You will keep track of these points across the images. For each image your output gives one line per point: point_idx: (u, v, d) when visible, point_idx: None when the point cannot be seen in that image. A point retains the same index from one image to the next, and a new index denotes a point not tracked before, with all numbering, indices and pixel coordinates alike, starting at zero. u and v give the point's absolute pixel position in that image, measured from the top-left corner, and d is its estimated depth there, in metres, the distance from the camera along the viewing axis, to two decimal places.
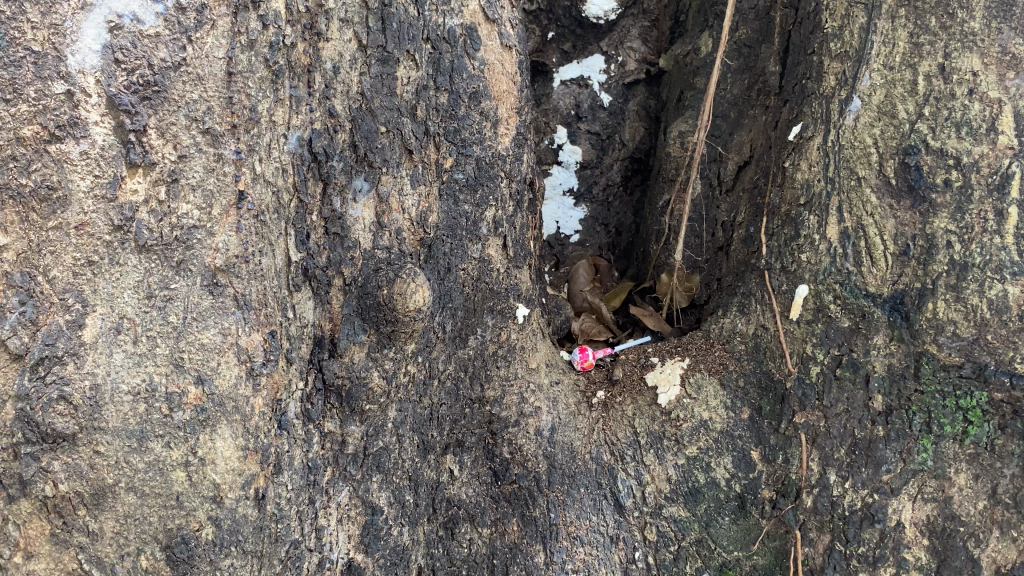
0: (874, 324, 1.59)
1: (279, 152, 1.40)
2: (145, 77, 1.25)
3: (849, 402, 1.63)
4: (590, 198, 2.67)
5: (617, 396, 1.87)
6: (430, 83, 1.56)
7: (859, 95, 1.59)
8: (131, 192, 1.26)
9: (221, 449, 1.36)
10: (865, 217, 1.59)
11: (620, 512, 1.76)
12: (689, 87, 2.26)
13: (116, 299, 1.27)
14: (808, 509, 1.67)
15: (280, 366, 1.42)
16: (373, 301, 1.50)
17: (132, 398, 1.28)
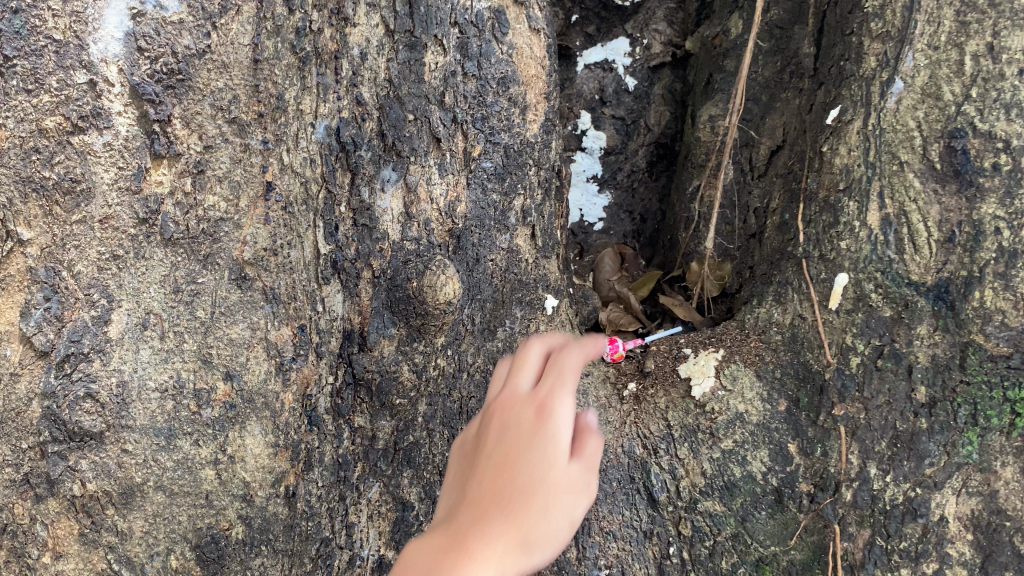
0: (917, 314, 1.54)
1: (307, 142, 1.37)
2: (169, 66, 1.22)
3: (891, 393, 1.58)
4: (615, 185, 2.62)
5: (649, 388, 1.83)
6: (457, 69, 1.50)
7: (902, 76, 1.53)
8: (156, 183, 1.24)
9: (250, 447, 1.33)
10: (907, 203, 1.54)
11: (654, 506, 1.76)
12: (718, 70, 2.21)
13: (142, 294, 1.25)
14: (847, 502, 1.62)
15: (310, 361, 1.38)
16: (404, 293, 1.43)
17: (160, 395, 1.27)
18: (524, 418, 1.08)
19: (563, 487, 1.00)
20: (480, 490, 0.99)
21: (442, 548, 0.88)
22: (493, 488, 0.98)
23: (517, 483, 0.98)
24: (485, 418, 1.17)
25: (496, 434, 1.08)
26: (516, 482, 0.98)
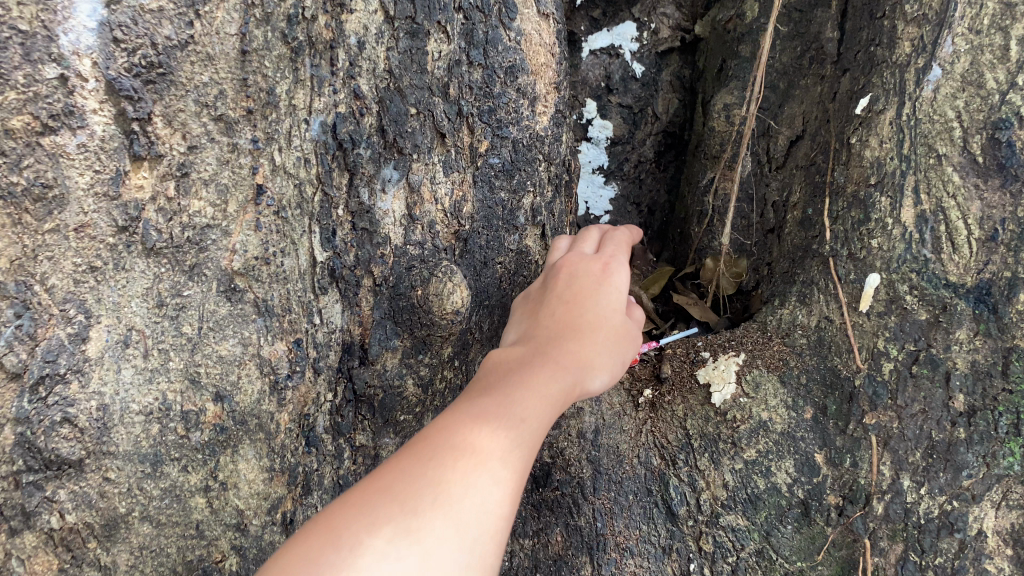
0: (957, 317, 1.44)
1: (300, 140, 1.26)
2: (148, 58, 1.08)
3: (926, 402, 1.49)
4: (621, 175, 2.51)
5: (666, 395, 1.73)
6: (462, 58, 1.40)
7: (940, 63, 1.42)
8: (137, 188, 1.11)
9: (243, 473, 1.23)
10: (945, 198, 1.43)
11: (673, 521, 1.64)
12: (732, 56, 2.10)
13: (123, 309, 1.12)
14: (878, 516, 1.52)
15: (307, 379, 1.29)
16: (407, 302, 1.35)
17: (144, 418, 1.14)
18: (589, 270, 1.27)
19: (620, 337, 1.18)
20: (554, 329, 1.15)
21: (528, 377, 1.03)
22: (570, 328, 1.15)
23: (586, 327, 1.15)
24: (546, 272, 1.34)
25: (565, 283, 1.25)
26: (587, 327, 1.15)
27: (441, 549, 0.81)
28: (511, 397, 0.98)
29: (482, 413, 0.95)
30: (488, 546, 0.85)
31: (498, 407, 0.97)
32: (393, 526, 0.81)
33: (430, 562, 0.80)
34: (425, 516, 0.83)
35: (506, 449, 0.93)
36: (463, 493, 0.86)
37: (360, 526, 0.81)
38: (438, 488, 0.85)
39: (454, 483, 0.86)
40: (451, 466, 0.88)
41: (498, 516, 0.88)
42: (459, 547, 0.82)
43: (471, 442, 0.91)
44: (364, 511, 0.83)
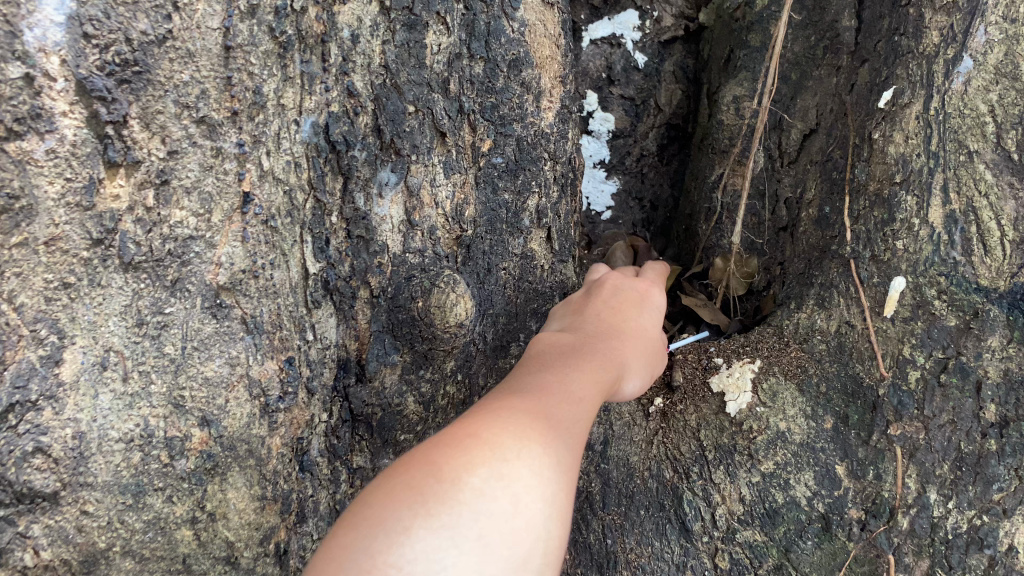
0: (990, 323, 1.36)
1: (290, 143, 1.17)
2: (123, 56, 0.98)
3: (955, 412, 1.41)
4: (623, 170, 2.41)
5: (678, 404, 1.65)
6: (463, 51, 1.31)
7: (971, 53, 1.37)
8: (112, 197, 1.01)
9: (233, 502, 1.14)
10: (976, 197, 1.37)
11: (687, 537, 1.54)
12: (741, 45, 2.01)
13: (100, 329, 1.02)
14: (903, 531, 1.42)
15: (300, 400, 1.21)
16: (407, 315, 1.26)
17: (124, 446, 1.04)
18: (631, 288, 1.36)
19: (654, 351, 1.28)
20: (605, 323, 1.23)
21: (590, 359, 1.10)
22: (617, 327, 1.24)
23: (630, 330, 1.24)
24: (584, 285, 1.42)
25: (611, 290, 1.35)
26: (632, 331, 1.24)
27: (530, 497, 0.86)
28: (577, 375, 1.05)
29: (553, 383, 1.01)
30: (562, 505, 0.89)
31: (566, 382, 1.03)
32: (488, 468, 0.85)
33: (519, 508, 0.84)
34: (517, 464, 0.87)
35: (575, 420, 0.98)
36: (546, 452, 0.90)
37: (458, 462, 0.85)
38: (526, 440, 0.90)
39: (538, 441, 0.90)
40: (535, 424, 0.93)
41: (569, 478, 0.92)
42: (543, 501, 0.87)
43: (548, 408, 0.97)
44: (461, 449, 0.87)
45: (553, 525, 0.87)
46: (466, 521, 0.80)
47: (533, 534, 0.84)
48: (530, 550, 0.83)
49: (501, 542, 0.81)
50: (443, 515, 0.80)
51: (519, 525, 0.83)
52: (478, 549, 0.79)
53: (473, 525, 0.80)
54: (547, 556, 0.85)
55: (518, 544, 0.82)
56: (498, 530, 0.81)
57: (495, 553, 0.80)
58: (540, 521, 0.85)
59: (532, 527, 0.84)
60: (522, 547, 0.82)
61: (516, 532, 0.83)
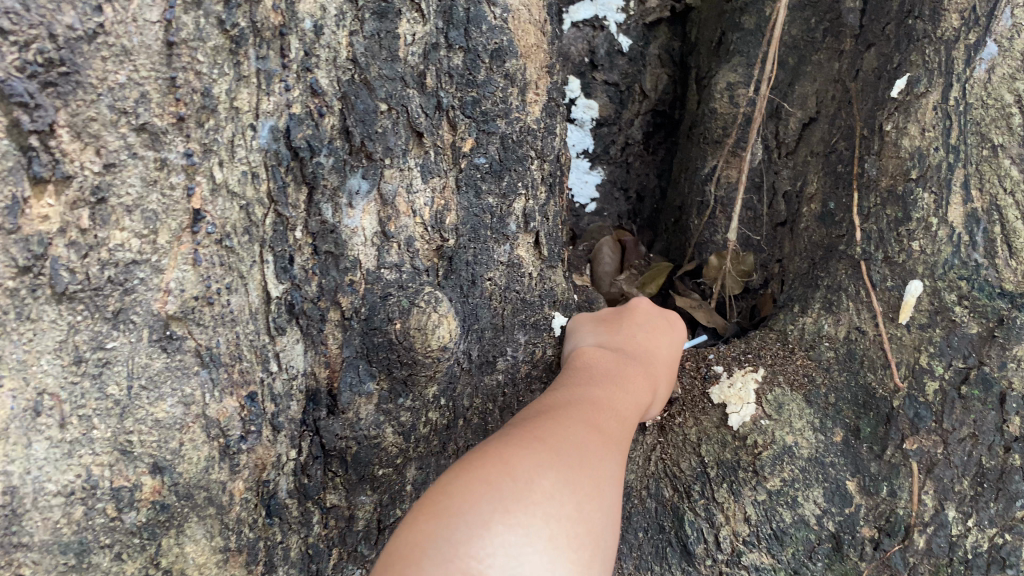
0: (1016, 332, 1.25)
1: (246, 151, 1.03)
2: (46, 54, 0.84)
3: (977, 425, 1.29)
4: (607, 159, 2.28)
5: (676, 416, 1.52)
6: (439, 41, 1.19)
7: (996, 37, 1.28)
8: (41, 218, 0.87)
9: (192, 556, 1.01)
10: (1001, 195, 1.28)
11: (689, 561, 1.41)
12: (732, 27, 1.88)
13: (30, 368, 0.88)
14: (920, 550, 1.30)
15: (265, 439, 1.09)
16: (383, 339, 1.15)
17: (63, 500, 0.90)
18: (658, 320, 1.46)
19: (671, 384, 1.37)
20: (635, 350, 1.32)
21: (624, 390, 1.18)
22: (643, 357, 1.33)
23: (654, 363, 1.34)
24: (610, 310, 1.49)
25: (639, 318, 1.44)
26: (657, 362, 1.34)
27: (591, 508, 0.90)
28: (616, 407, 1.12)
29: (598, 409, 1.09)
30: (611, 527, 0.93)
31: (608, 414, 1.10)
32: (557, 474, 0.89)
33: (583, 517, 0.88)
34: (580, 479, 0.91)
35: (618, 451, 1.04)
36: (600, 473, 0.95)
37: (530, 465, 0.89)
38: (583, 459, 0.95)
39: (593, 461, 0.96)
40: (590, 445, 0.98)
41: (615, 504, 0.96)
42: (600, 514, 0.91)
43: (599, 434, 1.03)
44: (530, 454, 0.91)
45: (606, 542, 0.90)
46: (540, 520, 0.84)
47: (592, 544, 0.87)
48: (592, 557, 0.86)
49: (570, 544, 0.84)
50: (520, 511, 0.83)
51: (583, 533, 0.86)
52: (551, 548, 0.82)
53: (546, 524, 0.84)
54: (604, 568, 0.88)
55: (582, 549, 0.85)
56: (567, 533, 0.85)
57: (565, 554, 0.83)
58: (598, 534, 0.89)
59: (593, 536, 0.88)
60: (587, 553, 0.85)
61: (581, 538, 0.86)
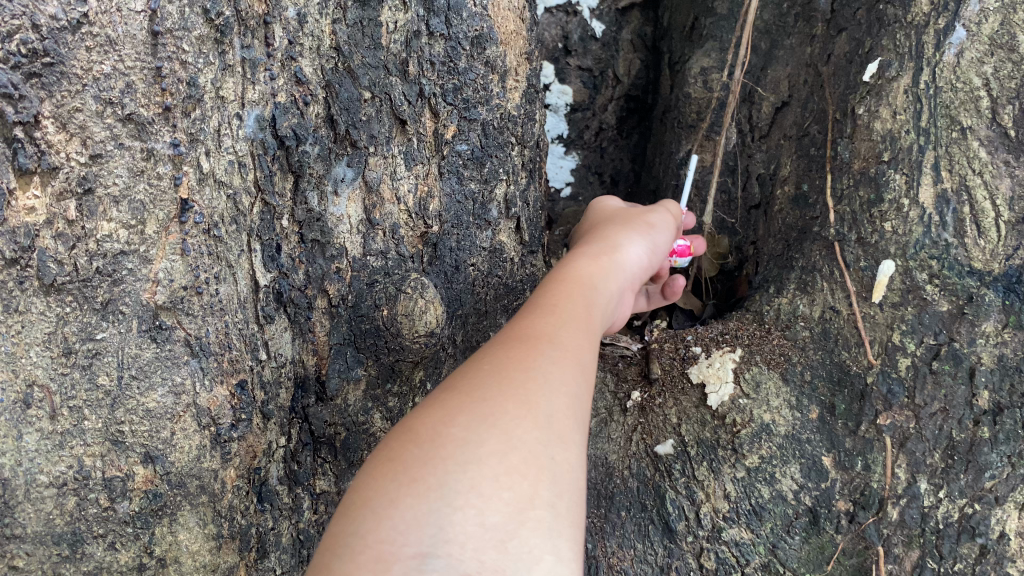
0: (985, 309, 1.29)
1: (232, 140, 1.03)
2: (29, 45, 0.84)
3: (947, 399, 1.33)
4: (581, 144, 2.30)
5: (657, 397, 1.56)
6: (421, 28, 1.19)
7: (965, 23, 1.31)
8: (27, 210, 0.88)
9: (186, 544, 1.03)
10: (969, 176, 1.32)
11: (670, 538, 1.44)
12: (705, 13, 1.90)
13: (19, 360, 0.90)
14: (893, 522, 1.34)
15: (255, 426, 1.09)
16: (371, 325, 1.17)
17: (55, 491, 0.94)
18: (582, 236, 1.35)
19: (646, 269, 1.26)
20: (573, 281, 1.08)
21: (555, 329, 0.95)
22: (593, 271, 1.11)
23: (602, 275, 1.12)
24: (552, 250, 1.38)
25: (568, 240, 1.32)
26: (603, 272, 1.12)
27: (522, 431, 0.78)
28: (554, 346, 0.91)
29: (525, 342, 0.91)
30: (562, 444, 0.80)
31: (547, 332, 0.93)
32: (468, 415, 0.79)
33: (514, 446, 0.76)
34: (503, 405, 0.80)
35: (561, 362, 0.89)
36: (528, 394, 0.82)
37: (436, 421, 0.78)
38: (502, 385, 0.83)
39: (516, 382, 0.83)
40: (512, 362, 0.87)
41: (564, 426, 0.82)
42: (537, 432, 0.79)
43: (529, 351, 0.89)
44: (436, 409, 0.80)
45: (558, 464, 0.78)
46: (456, 475, 0.72)
47: (537, 471, 0.75)
48: (537, 488, 0.75)
49: (500, 484, 0.73)
50: (429, 476, 0.72)
51: (517, 465, 0.75)
52: (476, 499, 0.71)
53: (463, 475, 0.72)
54: (561, 491, 0.76)
55: (521, 482, 0.74)
56: (494, 472, 0.73)
57: (496, 495, 0.72)
58: (542, 457, 0.77)
59: (534, 463, 0.76)
60: (526, 484, 0.74)
61: (515, 472, 0.74)
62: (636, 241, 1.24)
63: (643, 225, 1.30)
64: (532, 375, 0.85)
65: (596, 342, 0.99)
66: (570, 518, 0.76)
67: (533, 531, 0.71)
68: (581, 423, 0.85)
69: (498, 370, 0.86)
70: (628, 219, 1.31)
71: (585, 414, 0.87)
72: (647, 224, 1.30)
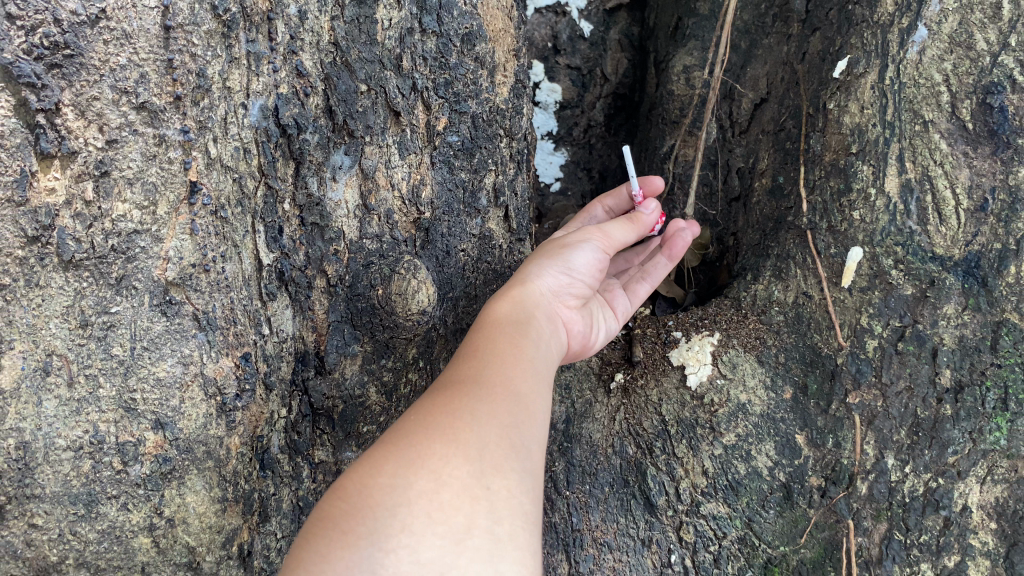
0: (946, 292, 1.37)
1: (238, 128, 1.10)
2: (51, 38, 0.93)
3: (912, 378, 1.40)
4: (571, 140, 2.37)
5: (639, 379, 1.62)
6: (414, 26, 1.27)
7: (926, 23, 1.38)
8: (47, 191, 0.95)
9: (193, 506, 1.09)
10: (932, 166, 1.39)
11: (651, 512, 1.49)
12: (688, 13, 1.98)
13: (40, 332, 0.98)
14: (862, 496, 1.41)
15: (258, 397, 1.16)
16: (367, 303, 1.24)
17: (72, 454, 1.01)
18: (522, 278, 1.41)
19: (575, 295, 1.31)
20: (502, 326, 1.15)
21: (476, 373, 1.02)
22: (510, 312, 1.17)
23: (524, 311, 1.18)
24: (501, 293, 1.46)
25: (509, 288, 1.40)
26: (522, 309, 1.19)
27: (452, 468, 0.86)
28: (477, 388, 0.99)
29: (449, 393, 0.98)
30: (497, 474, 0.88)
31: (475, 376, 1.02)
32: (395, 463, 0.87)
33: (444, 485, 0.84)
34: (427, 448, 0.88)
35: (490, 401, 0.97)
36: (451, 434, 0.90)
37: (365, 473, 0.86)
38: (429, 430, 0.91)
39: (442, 429, 0.91)
40: (440, 408, 0.94)
41: (497, 457, 0.90)
42: (468, 466, 0.87)
43: (456, 395, 0.97)
44: (364, 465, 0.88)
45: (495, 493, 0.86)
46: (386, 520, 0.80)
47: (469, 503, 0.84)
48: (473, 517, 0.83)
49: (433, 520, 0.81)
50: (360, 525, 0.80)
51: (449, 499, 0.83)
52: (409, 537, 0.79)
53: (394, 519, 0.80)
54: (496, 517, 0.84)
55: (455, 515, 0.82)
56: (425, 510, 0.81)
57: (430, 529, 0.80)
58: (474, 488, 0.85)
59: (467, 495, 0.84)
60: (460, 517, 0.82)
61: (448, 507, 0.82)
62: (541, 271, 1.27)
63: (553, 248, 1.31)
64: (460, 418, 0.93)
65: (533, 378, 1.07)
66: (513, 539, 0.84)
67: (471, 558, 0.79)
68: (519, 452, 0.93)
69: (426, 418, 0.94)
70: (544, 247, 1.32)
71: (524, 442, 0.95)
72: (563, 245, 1.31)
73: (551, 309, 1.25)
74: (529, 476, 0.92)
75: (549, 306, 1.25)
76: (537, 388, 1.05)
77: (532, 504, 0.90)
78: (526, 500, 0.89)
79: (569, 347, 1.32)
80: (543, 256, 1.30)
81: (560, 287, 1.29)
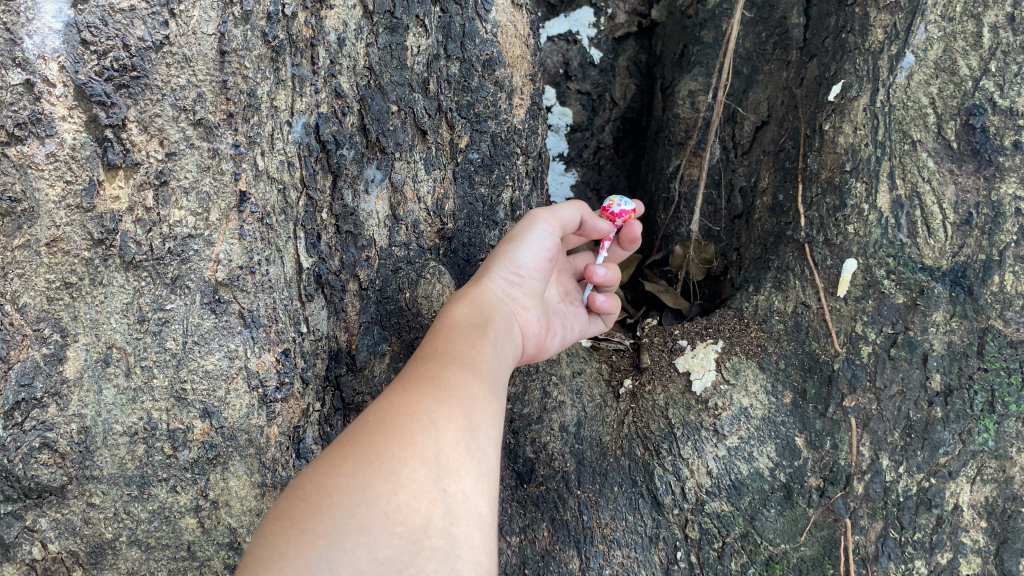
0: (934, 300, 1.46)
1: (283, 143, 1.21)
2: (121, 61, 1.03)
3: (904, 382, 1.47)
4: (581, 162, 2.49)
5: (646, 384, 1.70)
6: (440, 52, 1.39)
7: (913, 49, 1.49)
8: (113, 198, 1.06)
9: (235, 490, 1.19)
10: (920, 183, 1.48)
11: (658, 510, 1.56)
12: (694, 41, 2.10)
13: (102, 326, 1.08)
14: (859, 496, 1.47)
15: (296, 391, 1.25)
16: (396, 305, 1.36)
17: (128, 439, 1.11)
18: None
19: (531, 296, 1.34)
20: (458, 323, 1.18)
21: (429, 372, 1.05)
22: (467, 314, 1.20)
23: (482, 313, 1.21)
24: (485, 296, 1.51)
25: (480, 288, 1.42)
26: (481, 310, 1.21)
27: (410, 470, 0.90)
28: (432, 387, 1.02)
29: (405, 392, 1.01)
30: (453, 476, 0.92)
31: (432, 376, 1.04)
32: (353, 464, 0.90)
33: (398, 489, 0.88)
34: (382, 450, 0.92)
35: (450, 399, 1.00)
36: (409, 436, 0.94)
37: (325, 474, 0.91)
38: (388, 432, 0.94)
39: (401, 429, 0.94)
40: (397, 409, 0.98)
41: (453, 459, 0.94)
42: (425, 469, 0.91)
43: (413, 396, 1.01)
44: (320, 468, 0.92)
45: (452, 495, 0.91)
46: (343, 521, 0.85)
47: (425, 508, 0.88)
48: (430, 518, 0.88)
49: (388, 522, 0.86)
50: (318, 524, 0.85)
51: (406, 501, 0.88)
52: (366, 537, 0.84)
53: (350, 521, 0.85)
54: (450, 517, 0.89)
55: (410, 517, 0.87)
56: (382, 512, 0.86)
57: (385, 531, 0.85)
58: (431, 490, 0.90)
59: (424, 497, 0.89)
60: (414, 519, 0.87)
61: (405, 508, 0.87)
62: (495, 272, 1.29)
63: (506, 244, 1.32)
64: (419, 417, 0.97)
65: (492, 378, 1.10)
66: (468, 540, 0.89)
67: (427, 558, 0.85)
68: (475, 454, 0.96)
69: (385, 418, 0.97)
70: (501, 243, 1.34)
71: (483, 442, 0.99)
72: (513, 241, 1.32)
73: (508, 310, 1.29)
74: (485, 476, 0.96)
75: (505, 306, 1.28)
76: (493, 387, 1.08)
77: (488, 505, 0.94)
78: (483, 502, 0.94)
79: (528, 349, 1.37)
80: (496, 255, 1.32)
81: (515, 287, 1.31)
